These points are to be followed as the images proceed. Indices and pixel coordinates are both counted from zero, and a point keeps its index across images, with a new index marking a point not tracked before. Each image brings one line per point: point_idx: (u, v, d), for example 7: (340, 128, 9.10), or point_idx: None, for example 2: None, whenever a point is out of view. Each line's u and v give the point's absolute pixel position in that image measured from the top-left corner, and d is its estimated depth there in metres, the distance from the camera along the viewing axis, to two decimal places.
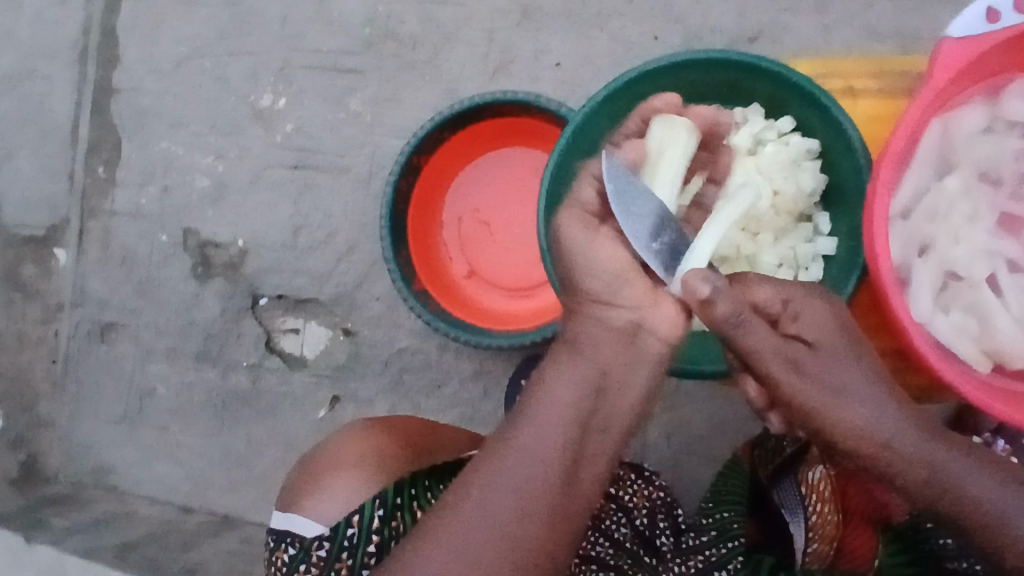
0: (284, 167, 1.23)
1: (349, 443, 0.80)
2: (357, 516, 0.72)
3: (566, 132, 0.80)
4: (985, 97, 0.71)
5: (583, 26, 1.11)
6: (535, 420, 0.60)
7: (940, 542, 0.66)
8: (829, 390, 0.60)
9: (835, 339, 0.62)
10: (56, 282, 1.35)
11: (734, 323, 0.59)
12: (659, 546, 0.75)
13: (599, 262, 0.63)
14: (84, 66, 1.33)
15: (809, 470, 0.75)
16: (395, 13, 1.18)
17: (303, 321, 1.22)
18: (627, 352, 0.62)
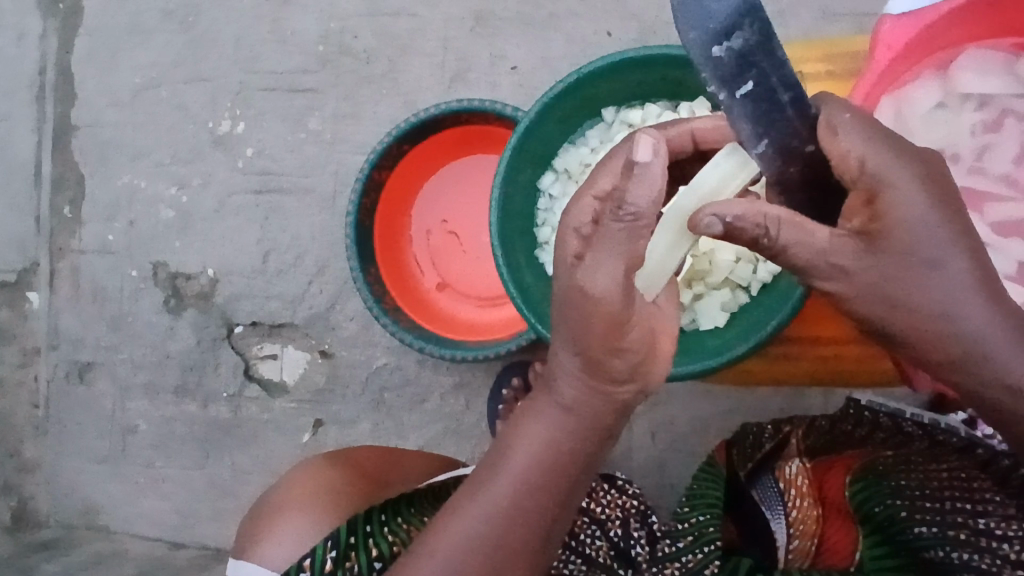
0: (249, 192, 1.21)
1: (300, 484, 0.84)
2: (309, 560, 0.71)
3: (512, 141, 0.78)
4: (936, 73, 0.71)
5: (537, 28, 1.09)
6: (523, 486, 0.57)
7: (918, 530, 0.65)
8: (889, 295, 0.54)
9: (916, 233, 0.52)
10: (31, 324, 1.33)
11: (767, 240, 0.54)
12: (634, 557, 0.77)
13: (630, 339, 0.54)
14: (42, 104, 1.32)
15: (786, 465, 0.80)
16: (348, 28, 1.17)
17: (279, 346, 1.20)
18: (617, 421, 0.59)
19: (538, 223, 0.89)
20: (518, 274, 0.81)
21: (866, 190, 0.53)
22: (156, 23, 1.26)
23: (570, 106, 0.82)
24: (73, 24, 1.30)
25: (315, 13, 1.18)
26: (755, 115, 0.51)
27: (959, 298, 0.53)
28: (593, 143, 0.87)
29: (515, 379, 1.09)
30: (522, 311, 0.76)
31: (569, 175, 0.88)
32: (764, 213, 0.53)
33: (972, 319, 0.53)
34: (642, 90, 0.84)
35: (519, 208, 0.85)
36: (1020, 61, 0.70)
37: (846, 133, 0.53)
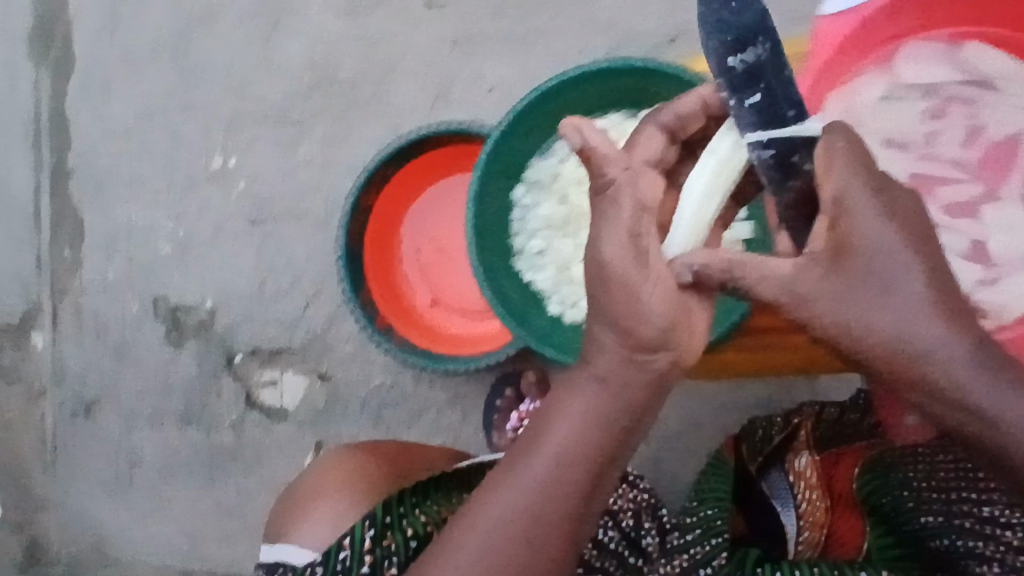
0: (242, 221, 1.25)
1: (330, 471, 0.94)
2: (348, 539, 0.79)
3: (483, 156, 0.80)
4: (882, 65, 0.74)
5: (515, 46, 1.12)
6: (559, 449, 0.68)
7: (925, 519, 0.75)
8: (849, 315, 0.58)
9: (869, 259, 0.57)
10: (37, 361, 1.36)
11: (734, 281, 0.61)
12: (645, 546, 0.83)
13: (653, 310, 0.64)
14: (40, 147, 1.36)
15: (796, 458, 0.86)
16: (332, 58, 1.21)
17: (279, 371, 1.23)
18: (657, 388, 0.68)
19: (513, 232, 0.91)
20: (495, 282, 0.84)
21: (832, 216, 0.59)
22: (147, 64, 1.31)
23: (538, 119, 0.85)
24: (67, 69, 1.34)
25: (300, 44, 1.22)
26: (762, 117, 0.62)
27: (916, 322, 0.57)
28: (561, 153, 0.89)
29: (508, 389, 1.12)
30: (505, 321, 0.79)
31: (540, 185, 0.91)
32: (728, 260, 0.61)
33: (931, 339, 0.56)
34: (606, 99, 0.87)
35: (492, 221, 0.87)
36: (959, 49, 0.73)
37: (832, 174, 0.59)
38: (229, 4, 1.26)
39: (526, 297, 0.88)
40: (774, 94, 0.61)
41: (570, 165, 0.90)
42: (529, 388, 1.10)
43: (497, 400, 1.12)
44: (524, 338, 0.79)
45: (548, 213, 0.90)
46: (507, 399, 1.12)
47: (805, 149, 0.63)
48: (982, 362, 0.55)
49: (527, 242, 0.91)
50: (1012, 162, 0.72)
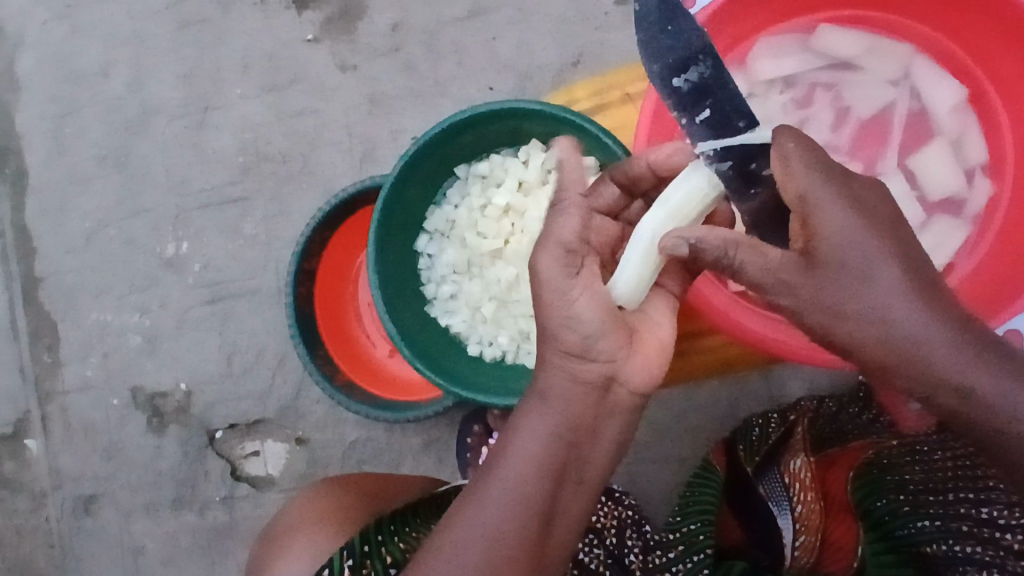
0: (203, 304, 1.29)
1: (307, 506, 0.91)
2: (328, 571, 0.78)
3: (374, 215, 0.83)
4: (737, 70, 0.84)
5: (427, 98, 1.18)
6: (506, 475, 0.62)
7: (921, 523, 0.74)
8: (835, 304, 0.62)
9: (846, 250, 0.61)
10: (33, 471, 1.38)
11: (726, 261, 0.64)
12: (629, 563, 0.86)
13: (581, 314, 0.65)
14: (8, 264, 1.39)
15: (791, 461, 0.89)
16: (261, 136, 1.25)
17: (259, 442, 1.26)
18: (599, 406, 0.65)
19: (423, 281, 0.95)
20: (409, 333, 0.86)
21: (803, 212, 0.63)
22: (93, 169, 1.35)
23: (424, 172, 0.87)
24: (21, 185, 1.38)
25: (229, 128, 1.27)
26: (714, 129, 0.68)
27: (895, 307, 0.60)
28: (455, 201, 0.93)
29: (477, 426, 1.15)
30: (421, 371, 0.81)
31: (442, 233, 0.94)
32: (722, 238, 0.63)
33: (908, 323, 0.60)
34: (485, 143, 0.90)
35: (398, 273, 0.90)
36: (808, 41, 0.85)
37: (797, 170, 0.62)
38: (159, 103, 1.31)
39: (443, 341, 0.92)
40: (721, 109, 0.67)
41: (464, 210, 0.93)
42: (495, 421, 1.12)
43: (468, 438, 1.15)
44: (439, 384, 0.82)
45: (452, 259, 0.93)
46: (477, 435, 1.14)
47: (763, 157, 0.68)
48: (956, 343, 0.59)
49: (439, 289, 0.94)
50: (881, 138, 0.84)
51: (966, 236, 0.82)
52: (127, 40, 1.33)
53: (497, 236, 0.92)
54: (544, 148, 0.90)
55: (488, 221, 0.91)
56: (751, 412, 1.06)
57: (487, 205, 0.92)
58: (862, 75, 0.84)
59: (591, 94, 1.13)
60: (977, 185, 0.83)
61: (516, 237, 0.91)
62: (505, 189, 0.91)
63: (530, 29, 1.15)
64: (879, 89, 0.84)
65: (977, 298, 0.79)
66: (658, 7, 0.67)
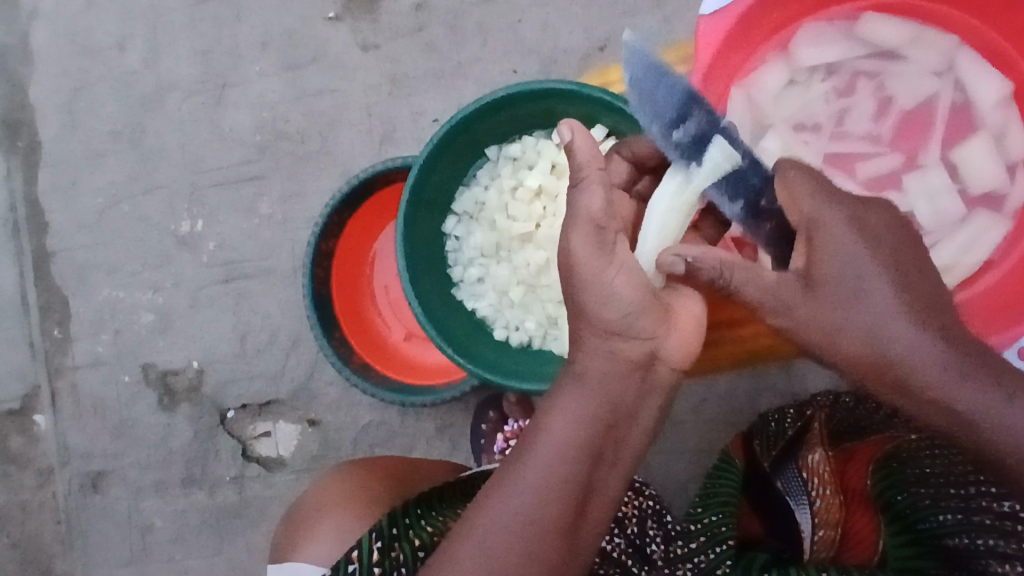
0: (216, 283, 1.28)
1: (333, 487, 0.92)
2: (356, 551, 0.77)
3: (406, 193, 0.81)
4: (779, 55, 0.83)
5: (449, 80, 1.16)
6: (537, 462, 0.62)
7: (942, 517, 0.73)
8: (837, 320, 0.62)
9: (843, 271, 0.63)
10: (42, 446, 1.38)
11: (722, 282, 0.64)
12: (649, 554, 0.89)
13: (618, 292, 0.65)
14: (20, 238, 1.38)
15: (810, 455, 0.88)
16: (279, 114, 1.24)
17: (271, 423, 1.25)
18: (639, 386, 0.65)
19: (450, 263, 0.94)
20: (437, 315, 0.85)
21: (808, 232, 0.66)
22: (107, 144, 1.34)
23: (453, 153, 0.86)
24: (34, 159, 1.37)
25: (247, 106, 1.26)
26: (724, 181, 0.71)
27: (893, 328, 0.60)
28: (486, 183, 0.92)
29: (492, 412, 1.14)
30: (451, 355, 0.80)
31: (470, 215, 0.93)
32: (720, 259, 0.64)
33: (908, 344, 0.60)
34: (516, 125, 0.89)
35: (426, 256, 0.89)
36: (853, 29, 0.83)
37: (797, 187, 0.67)
38: (175, 78, 1.30)
39: (469, 325, 0.91)
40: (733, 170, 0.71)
41: (493, 191, 0.92)
42: (510, 407, 1.12)
43: (482, 424, 1.13)
44: (469, 368, 0.81)
45: (480, 241, 0.92)
46: (491, 421, 1.13)
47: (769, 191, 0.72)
48: (959, 366, 0.58)
49: (466, 272, 0.93)
50: (923, 131, 0.84)
51: (1005, 232, 0.82)
52: (144, 14, 1.31)
53: (528, 220, 0.91)
54: None
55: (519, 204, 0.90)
56: (771, 405, 1.05)
57: (518, 187, 0.91)
58: (906, 64, 0.83)
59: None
60: (1018, 182, 0.82)
61: (547, 221, 0.90)
62: (537, 171, 0.90)
63: (556, 11, 1.13)
64: (922, 80, 0.83)
65: (1005, 305, 0.79)
66: (650, 67, 0.69)
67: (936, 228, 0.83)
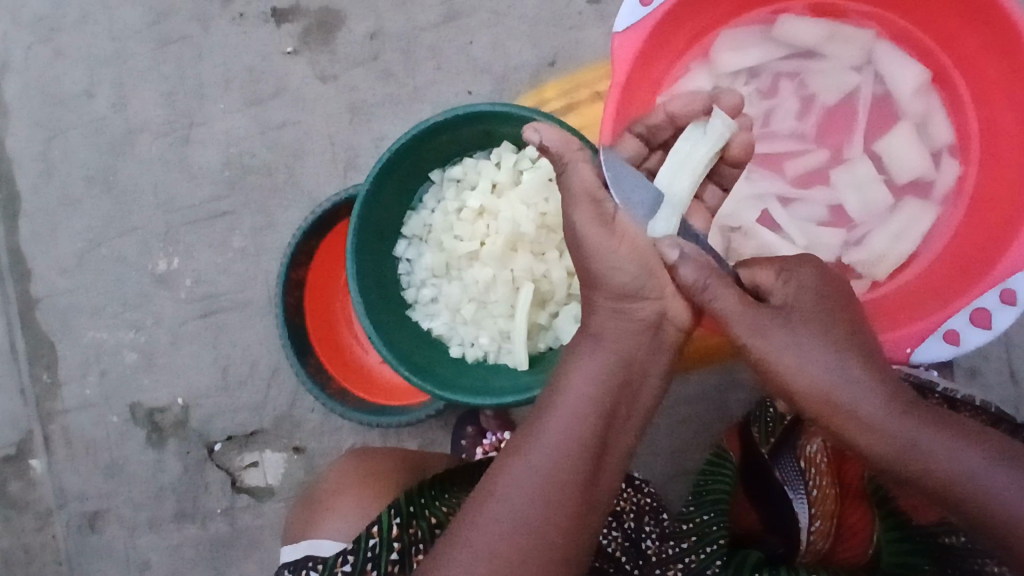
0: (196, 318, 1.30)
1: (342, 477, 0.93)
2: (377, 527, 0.81)
3: (352, 220, 0.83)
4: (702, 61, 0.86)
5: (407, 105, 1.19)
6: (556, 423, 0.65)
7: (938, 513, 0.75)
8: (799, 346, 0.64)
9: (808, 309, 0.66)
10: (38, 490, 1.39)
11: (700, 289, 0.68)
12: (644, 548, 0.88)
13: (622, 258, 0.70)
14: (4, 287, 1.41)
15: (807, 445, 0.91)
16: (245, 149, 1.26)
17: (258, 453, 1.27)
18: (649, 342, 0.70)
19: (404, 286, 0.96)
20: (392, 337, 0.88)
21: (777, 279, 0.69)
22: (83, 190, 1.37)
23: (397, 179, 0.89)
24: (12, 210, 1.40)
25: (214, 143, 1.28)
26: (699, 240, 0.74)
27: (848, 366, 0.63)
28: (431, 207, 0.94)
29: (470, 427, 1.15)
30: (404, 375, 0.82)
31: (420, 238, 0.95)
32: (701, 268, 0.68)
33: (860, 382, 0.62)
34: (456, 148, 0.91)
35: (379, 280, 0.91)
36: (769, 32, 0.86)
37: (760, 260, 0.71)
38: (143, 121, 1.32)
39: (427, 346, 0.93)
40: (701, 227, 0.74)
41: (439, 214, 0.93)
42: (488, 421, 1.13)
43: (462, 439, 1.15)
44: (426, 388, 0.83)
45: (430, 263, 0.94)
46: (470, 436, 1.14)
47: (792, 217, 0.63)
48: (901, 406, 0.61)
49: (419, 294, 0.95)
50: (847, 125, 0.86)
51: (936, 216, 0.84)
52: (109, 61, 1.34)
53: (473, 238, 0.92)
54: (515, 149, 0.92)
55: (463, 224, 0.92)
56: (741, 401, 1.07)
57: (462, 208, 0.93)
58: (825, 61, 0.86)
59: (561, 94, 1.14)
60: (945, 166, 0.84)
61: (491, 238, 0.91)
62: (479, 191, 0.92)
63: (505, 31, 1.16)
64: (843, 76, 0.85)
65: (951, 280, 0.78)
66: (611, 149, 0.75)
67: (867, 218, 0.85)
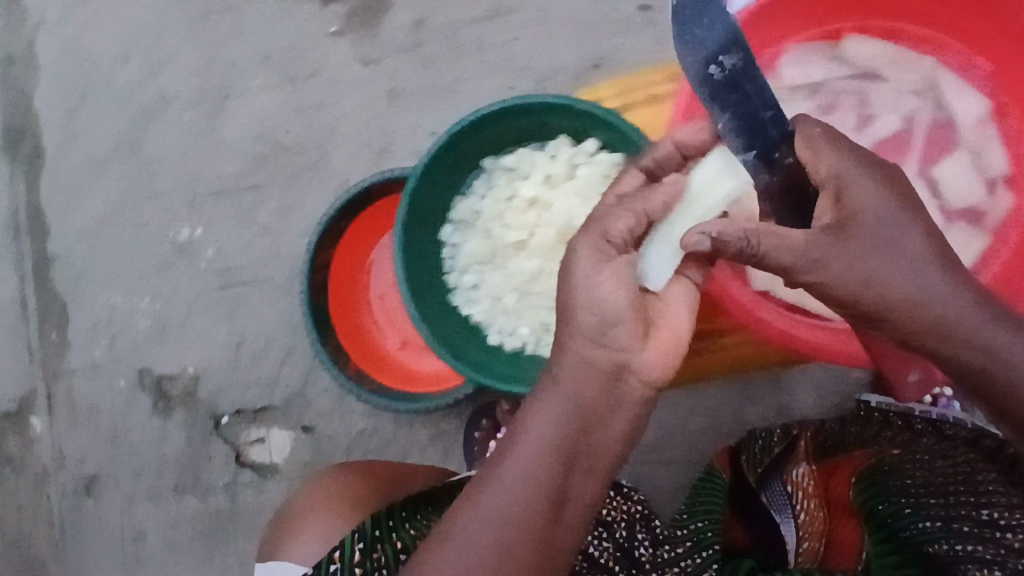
0: (215, 290, 1.29)
1: (318, 493, 0.94)
2: (339, 552, 0.81)
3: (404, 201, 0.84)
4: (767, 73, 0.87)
5: (446, 94, 1.19)
6: (522, 459, 0.66)
7: (921, 524, 0.76)
8: (880, 247, 0.66)
9: (881, 221, 0.66)
10: (36, 450, 1.38)
11: (750, 248, 0.66)
12: (638, 557, 0.88)
13: (603, 299, 0.68)
14: (19, 244, 1.40)
15: (794, 469, 0.92)
16: (279, 126, 1.26)
17: (265, 429, 1.26)
18: (607, 396, 0.68)
19: (445, 271, 0.96)
20: (433, 322, 0.88)
21: (834, 185, 0.67)
22: (109, 153, 1.36)
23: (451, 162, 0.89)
24: (34, 167, 1.39)
25: (247, 117, 1.28)
26: (739, 128, 0.68)
27: (928, 279, 0.66)
28: (481, 193, 0.94)
29: (484, 421, 1.15)
30: (444, 359, 0.83)
31: (466, 223, 0.95)
32: (743, 228, 0.66)
33: (943, 292, 0.65)
34: (512, 135, 0.92)
35: (423, 263, 0.91)
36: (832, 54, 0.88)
37: (826, 157, 0.68)
38: (177, 90, 1.32)
39: (464, 332, 0.93)
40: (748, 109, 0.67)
41: (489, 200, 0.94)
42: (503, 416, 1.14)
43: (476, 432, 1.16)
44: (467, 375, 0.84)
45: (475, 249, 0.94)
46: (484, 430, 1.15)
47: (785, 146, 0.69)
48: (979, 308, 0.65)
49: (460, 280, 0.95)
50: (904, 147, 0.87)
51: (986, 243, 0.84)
52: (147, 27, 1.34)
53: (522, 229, 0.93)
54: (573, 142, 0.92)
55: (513, 213, 0.93)
56: (758, 415, 1.07)
57: (513, 197, 0.93)
58: (886, 84, 0.87)
59: (617, 93, 1.14)
60: (999, 197, 0.85)
61: (541, 229, 0.92)
62: (532, 181, 0.92)
63: (551, 30, 1.16)
64: (902, 99, 0.87)
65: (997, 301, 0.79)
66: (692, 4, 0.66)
67: None
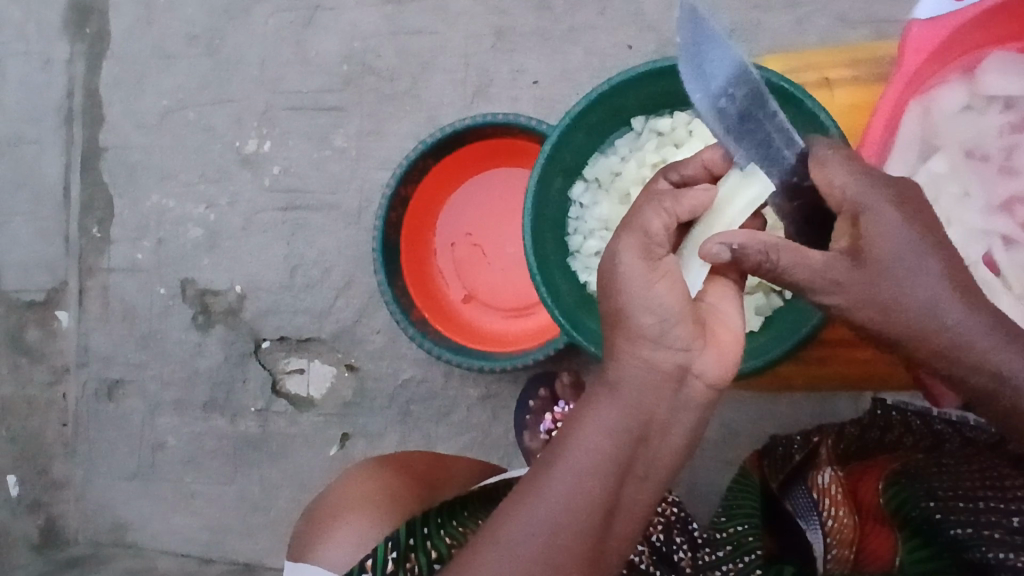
0: (276, 210, 1.23)
1: (355, 484, 0.87)
2: (371, 560, 0.73)
3: (545, 149, 0.83)
4: (963, 76, 0.81)
5: (557, 43, 1.12)
6: (568, 468, 0.54)
7: (955, 531, 0.59)
8: (892, 273, 0.55)
9: (896, 245, 0.55)
10: (61, 344, 1.34)
11: (770, 264, 0.57)
12: (677, 561, 0.76)
13: (660, 298, 0.56)
14: (72, 128, 1.34)
15: (818, 475, 0.74)
16: (371, 47, 1.19)
17: (306, 360, 1.22)
18: (672, 399, 0.56)
19: (570, 232, 0.95)
20: (551, 277, 0.86)
21: (851, 211, 0.57)
22: (182, 47, 1.28)
23: (599, 115, 0.87)
24: (99, 50, 1.32)
25: (337, 33, 1.21)
26: (755, 151, 0.63)
27: (946, 306, 0.54)
28: (623, 152, 0.93)
29: (542, 389, 1.10)
30: (556, 317, 0.80)
31: (598, 184, 0.94)
32: (765, 241, 0.56)
33: (964, 320, 0.54)
34: (670, 98, 0.89)
35: (551, 215, 0.90)
36: None
37: (831, 167, 0.59)
38: None
39: (579, 294, 0.90)
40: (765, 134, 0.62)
41: (632, 163, 0.92)
42: (563, 390, 1.08)
43: (531, 400, 1.10)
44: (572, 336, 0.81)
45: (605, 212, 0.93)
46: (540, 399, 1.09)
47: (801, 167, 0.62)
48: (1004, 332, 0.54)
49: (583, 242, 0.93)
50: None
51: None
52: None
53: None
54: None
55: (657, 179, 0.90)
56: None
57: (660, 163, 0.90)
58: None
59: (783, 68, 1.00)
60: None
61: None
62: (684, 149, 0.89)
63: None
64: None
65: None
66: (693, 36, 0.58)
67: None
